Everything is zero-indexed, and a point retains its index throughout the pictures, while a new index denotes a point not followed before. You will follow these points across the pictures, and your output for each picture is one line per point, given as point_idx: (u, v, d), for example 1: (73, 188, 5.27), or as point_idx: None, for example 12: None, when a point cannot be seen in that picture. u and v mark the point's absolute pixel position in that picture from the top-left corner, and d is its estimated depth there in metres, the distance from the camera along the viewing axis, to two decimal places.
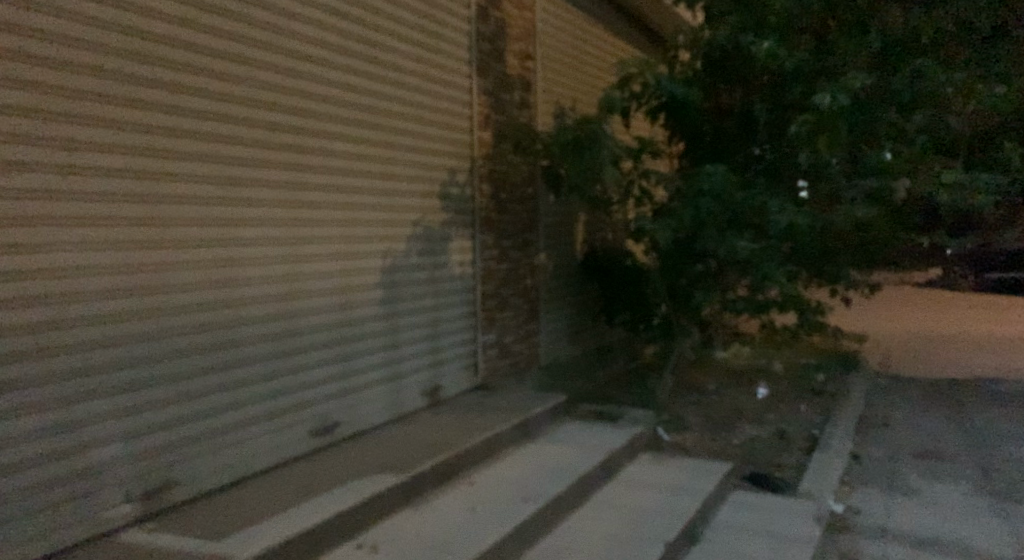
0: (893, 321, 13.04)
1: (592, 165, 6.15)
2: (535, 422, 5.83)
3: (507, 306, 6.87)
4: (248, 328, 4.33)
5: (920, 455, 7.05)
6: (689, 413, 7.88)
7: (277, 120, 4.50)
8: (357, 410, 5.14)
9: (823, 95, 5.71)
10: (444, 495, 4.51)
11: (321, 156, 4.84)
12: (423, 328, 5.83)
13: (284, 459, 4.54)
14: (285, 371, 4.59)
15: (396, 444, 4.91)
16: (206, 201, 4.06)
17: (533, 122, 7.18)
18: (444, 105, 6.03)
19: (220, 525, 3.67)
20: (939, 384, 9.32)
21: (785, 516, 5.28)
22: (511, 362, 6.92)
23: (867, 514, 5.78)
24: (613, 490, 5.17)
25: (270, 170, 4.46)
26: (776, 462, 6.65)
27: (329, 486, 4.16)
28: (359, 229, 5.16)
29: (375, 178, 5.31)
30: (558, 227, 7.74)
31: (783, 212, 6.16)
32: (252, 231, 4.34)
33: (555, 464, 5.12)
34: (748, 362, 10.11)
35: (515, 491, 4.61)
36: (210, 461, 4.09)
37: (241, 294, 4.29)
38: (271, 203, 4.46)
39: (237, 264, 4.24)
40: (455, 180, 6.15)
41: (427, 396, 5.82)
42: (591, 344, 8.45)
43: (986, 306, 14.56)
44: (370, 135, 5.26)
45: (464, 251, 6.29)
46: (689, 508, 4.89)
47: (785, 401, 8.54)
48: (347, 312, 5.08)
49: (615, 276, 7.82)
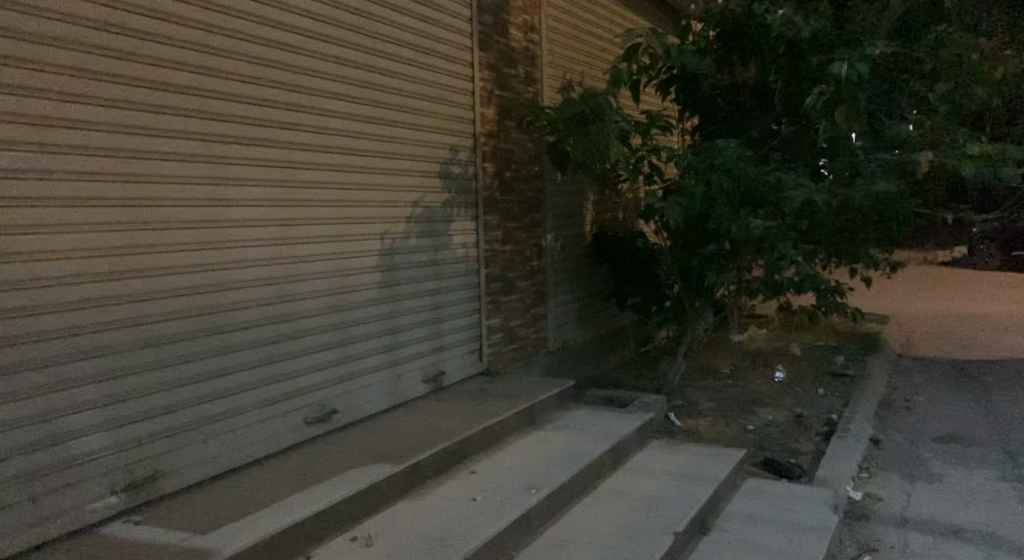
0: (914, 303, 12.73)
1: (598, 141, 5.94)
2: (541, 408, 5.65)
3: (513, 289, 6.67)
4: (240, 312, 4.14)
5: (943, 439, 6.80)
6: (702, 398, 7.66)
7: (268, 94, 4.29)
8: (356, 398, 4.96)
9: (842, 63, 5.46)
10: (444, 485, 4.34)
11: (316, 133, 4.64)
12: (425, 312, 5.64)
13: (281, 447, 4.35)
14: (280, 358, 4.40)
15: (397, 432, 4.72)
16: (193, 178, 3.86)
17: (539, 98, 6.95)
18: (445, 81, 5.81)
19: (213, 516, 3.48)
20: (962, 366, 9.06)
21: (802, 504, 5.07)
22: (518, 347, 6.73)
23: (887, 501, 5.56)
24: (621, 478, 4.98)
25: (262, 147, 4.26)
26: (791, 448, 6.43)
27: (326, 475, 3.99)
28: (356, 210, 4.96)
29: (373, 155, 5.10)
30: (566, 207, 7.51)
31: (799, 188, 5.91)
32: (243, 210, 4.14)
33: (561, 452, 4.94)
34: (764, 345, 9.87)
35: (519, 480, 4.42)
36: (205, 450, 3.89)
37: (233, 277, 4.09)
38: (263, 182, 4.27)
39: (227, 246, 4.05)
40: (457, 158, 5.94)
41: (429, 383, 5.65)
42: (601, 328, 8.24)
43: (1011, 286, 14.18)
44: (368, 111, 5.05)
45: (467, 233, 6.09)
46: (700, 497, 4.69)
47: (802, 384, 8.31)
48: (345, 296, 4.89)
49: (626, 257, 7.59)
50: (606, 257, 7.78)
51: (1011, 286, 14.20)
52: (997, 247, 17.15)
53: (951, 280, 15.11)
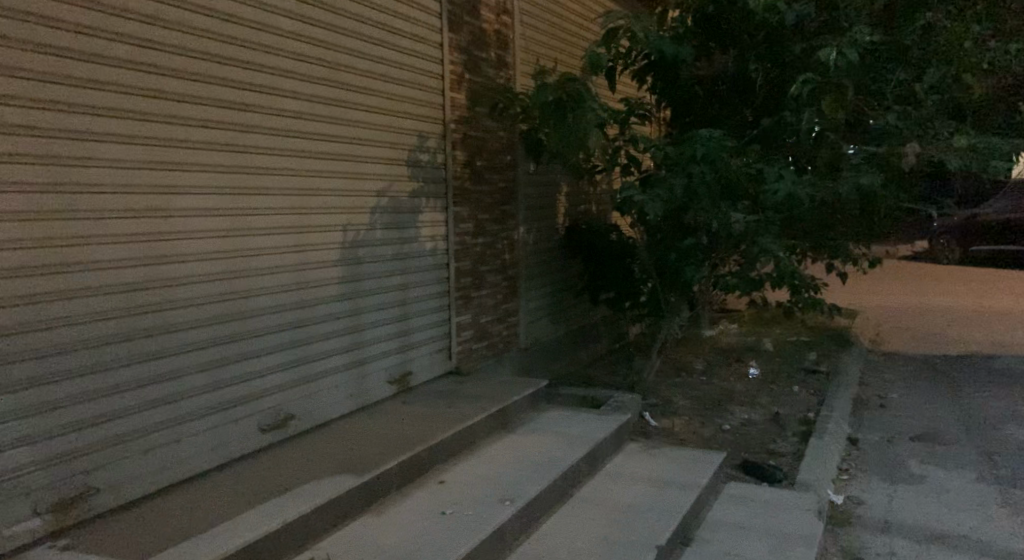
0: (881, 297, 12.72)
1: (576, 129, 5.65)
2: (513, 411, 5.37)
3: (483, 284, 6.37)
4: (188, 310, 3.80)
5: (920, 438, 6.67)
6: (676, 395, 7.45)
7: (219, 72, 3.94)
8: (316, 401, 4.63)
9: (830, 50, 5.27)
10: (412, 496, 4.04)
11: (271, 115, 4.29)
12: (390, 309, 5.33)
13: (232, 457, 4.03)
14: (233, 360, 4.07)
15: (359, 439, 4.41)
16: (131, 163, 3.50)
17: (511, 83, 6.64)
18: (412, 62, 5.48)
19: (152, 538, 3.16)
20: (933, 362, 8.98)
21: (784, 510, 4.86)
22: (489, 344, 6.43)
23: (870, 505, 5.38)
24: (599, 485, 4.73)
25: (211, 130, 3.91)
26: (769, 448, 6.24)
27: (281, 489, 3.67)
28: (315, 199, 4.62)
29: (334, 141, 4.76)
30: (539, 198, 7.22)
31: (782, 181, 5.69)
32: (190, 199, 3.80)
33: (535, 457, 4.67)
34: (736, 340, 9.71)
35: (491, 490, 4.14)
36: (145, 462, 3.55)
37: (178, 273, 3.75)
38: (213, 167, 3.92)
39: (171, 238, 3.71)
40: (426, 146, 5.62)
41: (394, 384, 5.34)
42: (574, 324, 7.98)
43: (973, 280, 14.28)
44: (329, 94, 4.71)
45: (436, 224, 5.77)
46: (682, 506, 4.45)
47: (776, 381, 8.15)
48: (304, 292, 4.56)
49: (600, 250, 7.33)
50: (580, 250, 7.51)
51: (976, 280, 14.27)
52: (960, 242, 17.27)
53: (916, 275, 15.17)
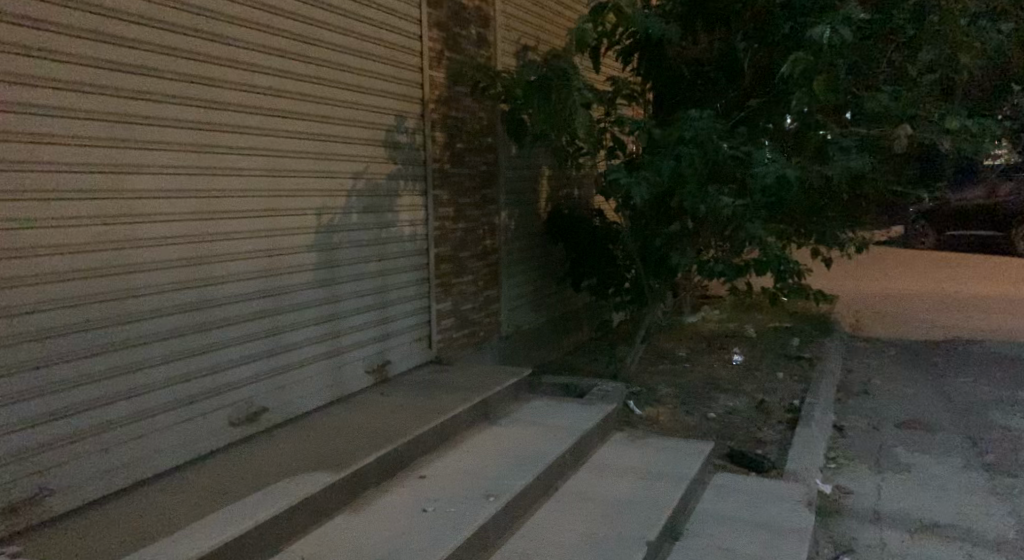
0: (860, 282, 12.70)
1: (561, 109, 5.45)
2: (495, 402, 5.19)
3: (464, 270, 6.18)
4: (151, 297, 3.59)
5: (906, 426, 6.58)
6: (660, 383, 7.32)
7: (180, 44, 3.71)
8: (290, 393, 4.44)
9: (823, 28, 5.10)
10: (390, 493, 3.86)
11: (240, 91, 4.07)
12: (368, 297, 5.13)
13: (201, 452, 3.83)
14: (201, 351, 3.86)
15: (335, 432, 4.22)
16: (86, 141, 3.28)
17: (492, 62, 6.43)
18: (389, 37, 5.25)
19: (111, 542, 2.97)
20: (915, 348, 8.92)
21: (774, 502, 4.74)
22: (469, 333, 6.25)
23: (859, 495, 5.27)
24: (584, 479, 4.57)
25: (175, 105, 3.69)
26: (756, 437, 6.12)
27: (251, 487, 3.48)
28: (287, 181, 4.40)
29: (307, 119, 4.54)
30: (520, 182, 7.02)
31: (772, 164, 5.54)
32: (152, 180, 3.59)
33: (518, 450, 4.50)
34: (718, 327, 9.60)
35: (474, 486, 3.97)
36: (106, 459, 3.35)
37: (139, 258, 3.53)
38: (176, 146, 3.70)
39: (133, 221, 3.49)
40: (404, 126, 5.40)
41: (372, 374, 5.15)
42: (556, 311, 7.82)
43: (950, 266, 14.31)
44: (300, 69, 4.47)
45: (415, 208, 5.57)
46: (671, 499, 4.31)
47: (760, 368, 8.04)
48: (276, 279, 4.35)
49: (583, 236, 7.16)
50: (561, 235, 7.34)
51: (951, 266, 14.31)
52: (935, 228, 17.32)
53: (893, 260, 15.18)
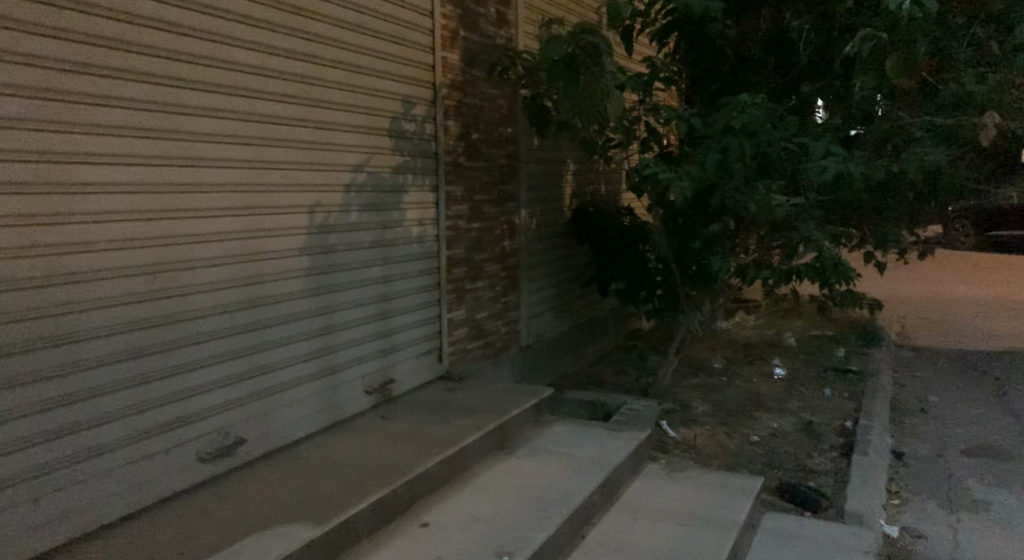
0: (902, 287, 11.96)
1: (588, 92, 4.78)
2: (512, 427, 4.56)
3: (480, 275, 5.54)
4: (102, 312, 3.01)
5: (976, 453, 5.83)
6: (695, 401, 6.63)
7: (139, 8, 3.10)
8: (272, 420, 3.83)
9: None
10: (386, 548, 3.24)
11: (215, 68, 3.47)
12: (369, 307, 4.52)
13: (161, 495, 3.25)
14: (165, 375, 3.28)
15: (322, 469, 3.61)
16: (16, 123, 2.70)
17: (511, 43, 5.77)
18: (395, 12, 4.63)
19: None
20: (974, 359, 8.16)
21: (836, 551, 4.05)
22: (484, 345, 5.61)
23: (932, 540, 4.56)
24: (616, 524, 3.92)
25: (133, 83, 3.09)
26: (807, 466, 5.43)
27: (216, 544, 2.88)
28: (271, 174, 3.79)
29: (297, 102, 3.93)
30: (543, 177, 6.36)
31: (830, 157, 4.86)
32: (104, 171, 3.00)
33: (541, 490, 3.86)
34: (754, 335, 8.89)
35: (487, 539, 3.33)
36: (39, 510, 2.79)
37: (86, 265, 2.94)
38: (136, 131, 3.11)
39: (76, 221, 2.90)
40: (412, 114, 4.77)
41: (372, 394, 4.53)
42: (581, 318, 7.15)
43: (996, 269, 13.53)
44: (288, 43, 3.86)
45: (425, 206, 4.94)
46: (720, 552, 3.64)
47: (805, 382, 7.33)
48: (257, 288, 3.74)
49: (610, 237, 6.47)
50: (588, 236, 6.65)
51: (999, 269, 13.49)
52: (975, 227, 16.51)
53: (934, 263, 14.42)
